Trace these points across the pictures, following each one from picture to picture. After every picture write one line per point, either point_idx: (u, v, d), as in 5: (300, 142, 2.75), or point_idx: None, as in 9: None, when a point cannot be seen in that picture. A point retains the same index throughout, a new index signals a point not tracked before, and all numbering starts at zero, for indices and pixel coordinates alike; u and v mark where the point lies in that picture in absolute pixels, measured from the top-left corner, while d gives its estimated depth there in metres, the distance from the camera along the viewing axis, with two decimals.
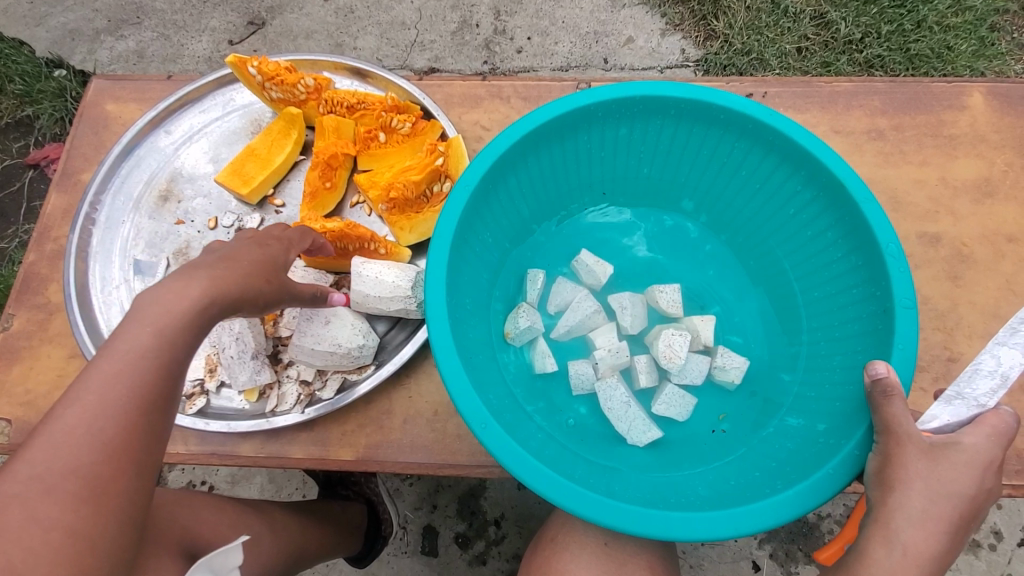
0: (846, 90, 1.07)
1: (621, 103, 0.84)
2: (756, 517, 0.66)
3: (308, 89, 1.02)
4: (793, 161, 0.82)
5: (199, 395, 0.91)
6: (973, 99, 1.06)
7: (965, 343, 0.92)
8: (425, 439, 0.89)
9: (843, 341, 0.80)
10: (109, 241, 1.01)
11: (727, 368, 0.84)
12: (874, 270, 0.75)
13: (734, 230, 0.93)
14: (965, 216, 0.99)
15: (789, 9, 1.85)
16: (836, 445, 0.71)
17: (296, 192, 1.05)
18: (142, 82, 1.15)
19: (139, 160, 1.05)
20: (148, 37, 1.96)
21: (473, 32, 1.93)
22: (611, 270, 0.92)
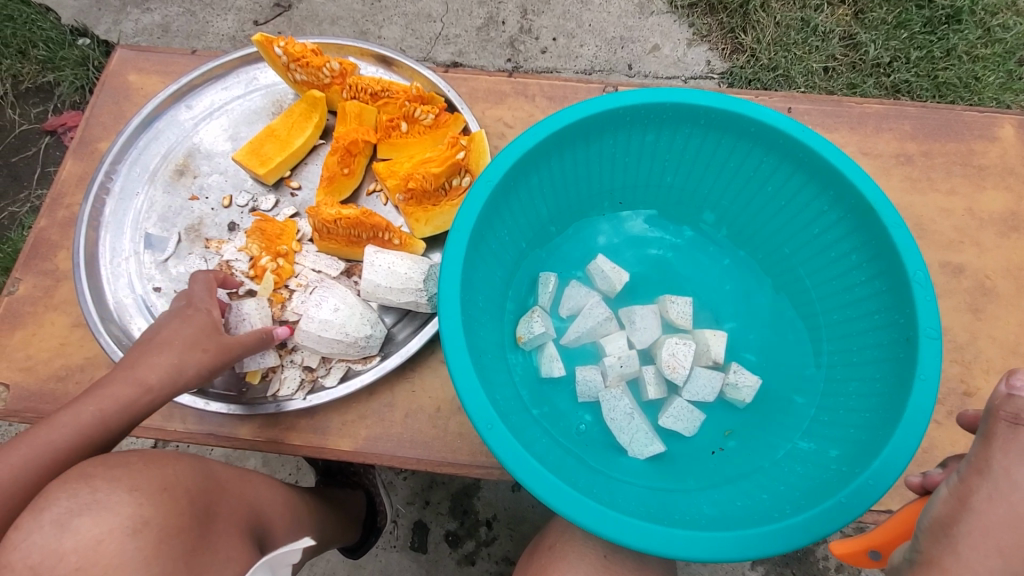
0: (876, 112, 1.06)
1: (650, 109, 0.83)
2: (762, 541, 0.64)
3: (333, 74, 1.01)
4: (822, 180, 0.80)
5: None
6: (1004, 131, 1.05)
7: (982, 378, 0.90)
8: (426, 436, 0.88)
9: (861, 367, 0.78)
10: (121, 212, 1.00)
11: (738, 386, 0.83)
12: (899, 297, 0.74)
13: (755, 246, 0.91)
14: (989, 248, 0.97)
15: (818, 27, 1.83)
16: (848, 474, 0.69)
17: (313, 176, 1.04)
18: (166, 55, 1.15)
19: (157, 133, 1.05)
20: (174, 12, 1.96)
21: (499, 29, 1.92)
22: (626, 278, 0.90)
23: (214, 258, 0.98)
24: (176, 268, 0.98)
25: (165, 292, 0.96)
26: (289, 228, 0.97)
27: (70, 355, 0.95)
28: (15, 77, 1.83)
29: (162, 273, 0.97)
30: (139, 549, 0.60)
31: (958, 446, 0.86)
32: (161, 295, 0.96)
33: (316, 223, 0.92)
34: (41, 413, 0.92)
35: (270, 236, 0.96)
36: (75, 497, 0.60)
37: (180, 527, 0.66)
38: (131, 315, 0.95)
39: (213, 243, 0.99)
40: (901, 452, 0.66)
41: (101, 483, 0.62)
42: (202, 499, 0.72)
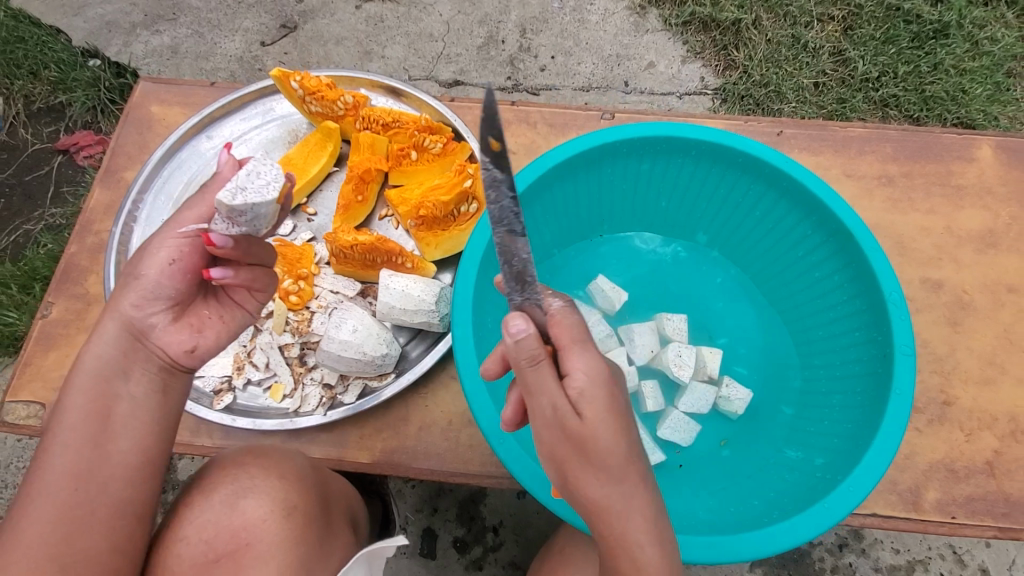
0: (859, 136, 1.12)
1: (645, 142, 0.89)
2: (755, 544, 0.69)
3: (346, 106, 1.07)
4: (805, 207, 0.86)
5: (227, 392, 0.96)
6: (981, 152, 1.11)
7: (961, 388, 0.95)
8: (439, 447, 0.94)
9: (842, 382, 0.84)
10: (148, 238, 1.06)
11: (732, 399, 0.88)
12: (877, 316, 0.80)
13: (744, 266, 0.99)
14: (966, 265, 1.03)
15: (808, 44, 1.90)
16: (831, 479, 0.74)
17: (328, 203, 1.10)
18: (186, 87, 1.21)
19: (181, 163, 1.11)
20: (182, 34, 2.02)
21: (498, 47, 1.98)
22: (625, 297, 0.96)
23: None
24: None
25: None
26: (307, 252, 1.02)
27: None
28: (26, 97, 1.90)
29: None
30: (289, 530, 0.74)
31: (937, 453, 0.92)
32: None
33: (333, 249, 0.98)
34: None
35: (291, 260, 1.01)
36: (239, 482, 0.75)
37: (314, 511, 0.79)
38: None
39: None
40: (879, 460, 0.71)
41: (256, 469, 0.77)
42: (327, 492, 0.85)
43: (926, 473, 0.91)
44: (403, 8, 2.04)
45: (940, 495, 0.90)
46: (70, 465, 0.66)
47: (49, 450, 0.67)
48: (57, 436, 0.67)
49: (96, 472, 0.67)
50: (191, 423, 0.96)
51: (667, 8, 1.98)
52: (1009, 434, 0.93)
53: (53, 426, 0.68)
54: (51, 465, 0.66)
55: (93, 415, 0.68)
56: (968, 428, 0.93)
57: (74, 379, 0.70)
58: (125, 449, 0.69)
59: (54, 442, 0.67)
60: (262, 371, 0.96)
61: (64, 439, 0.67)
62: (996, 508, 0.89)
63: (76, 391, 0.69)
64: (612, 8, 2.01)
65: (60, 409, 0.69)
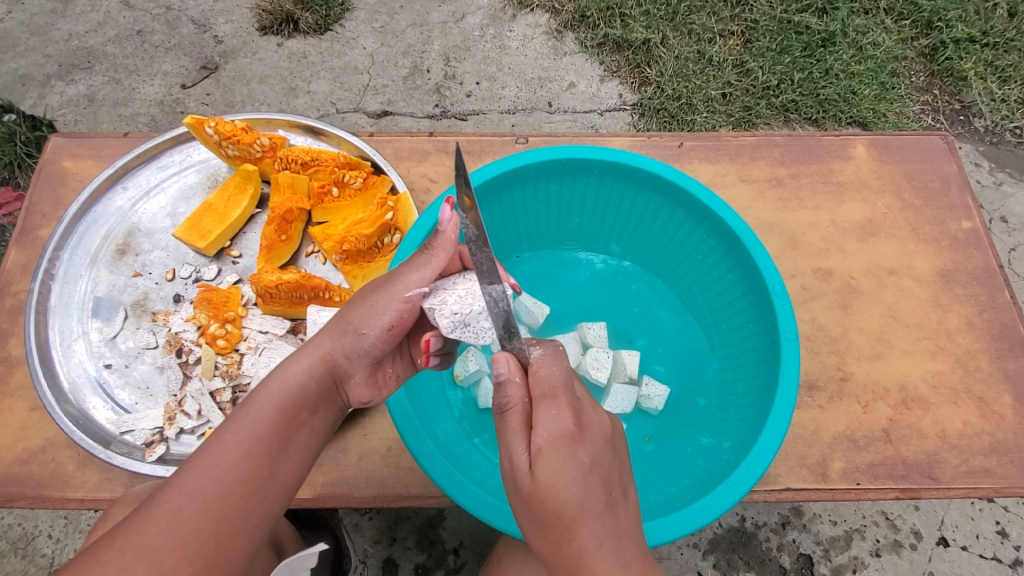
0: (750, 144, 1.23)
1: (550, 164, 0.96)
2: (671, 527, 0.74)
3: (263, 148, 1.10)
4: (698, 214, 0.95)
5: (159, 443, 0.94)
6: (857, 150, 1.24)
7: (855, 364, 1.05)
8: (380, 474, 0.96)
9: (743, 370, 0.92)
10: (67, 295, 1.04)
11: (651, 396, 0.95)
12: (765, 308, 0.88)
13: (655, 271, 1.07)
14: (852, 252, 1.15)
15: (713, 58, 2.04)
16: (734, 460, 0.81)
17: (253, 244, 1.11)
18: (99, 139, 1.20)
19: (97, 218, 1.09)
20: (99, 81, 1.98)
21: (424, 77, 2.04)
22: (547, 310, 1.03)
23: (162, 330, 1.03)
24: (125, 343, 1.02)
25: (116, 367, 1.00)
26: (233, 294, 1.04)
27: (28, 440, 0.97)
28: None
29: (112, 349, 1.02)
30: None
31: (839, 425, 1.01)
32: (113, 371, 1.00)
33: (258, 289, 0.99)
34: (6, 497, 0.94)
35: (216, 304, 1.02)
36: None
37: None
38: (86, 394, 0.98)
39: (160, 315, 1.04)
40: (773, 437, 0.78)
41: None
42: None
43: (831, 445, 1.00)
44: (326, 43, 2.06)
45: (845, 464, 0.99)
46: (247, 474, 0.63)
47: (224, 448, 0.64)
48: (247, 439, 0.65)
49: (271, 490, 0.65)
50: (126, 479, 0.95)
51: (582, 32, 2.09)
52: (900, 401, 1.03)
53: (220, 428, 0.66)
54: (200, 464, 0.62)
55: (283, 428, 0.68)
56: (864, 400, 1.03)
57: (258, 392, 0.69)
58: (292, 472, 0.68)
59: (239, 444, 0.64)
60: (194, 419, 0.95)
61: (253, 443, 0.65)
62: (895, 471, 0.99)
63: (274, 401, 0.69)
64: (531, 33, 2.11)
65: (233, 416, 0.67)
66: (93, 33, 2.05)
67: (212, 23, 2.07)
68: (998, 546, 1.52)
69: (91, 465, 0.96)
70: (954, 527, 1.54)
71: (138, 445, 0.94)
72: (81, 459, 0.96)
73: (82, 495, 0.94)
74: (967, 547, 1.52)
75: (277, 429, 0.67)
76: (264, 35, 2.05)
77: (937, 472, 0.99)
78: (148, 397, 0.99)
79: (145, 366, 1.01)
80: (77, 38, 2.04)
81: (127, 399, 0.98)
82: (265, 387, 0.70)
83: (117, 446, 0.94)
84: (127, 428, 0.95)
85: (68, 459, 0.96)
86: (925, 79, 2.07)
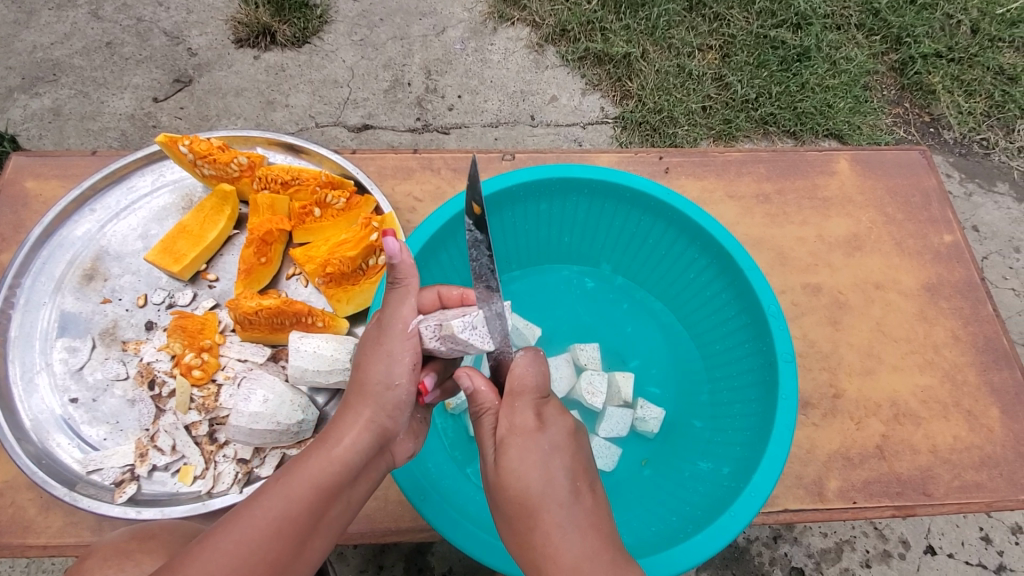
0: (736, 159, 1.22)
1: (541, 184, 0.95)
2: (673, 560, 0.72)
3: (241, 167, 1.05)
4: (689, 233, 0.94)
5: (130, 482, 0.89)
6: (840, 166, 1.25)
7: (847, 380, 1.05)
8: (368, 508, 0.91)
9: (740, 392, 0.91)
10: (28, 325, 0.98)
11: (647, 419, 0.94)
12: (760, 329, 0.87)
13: (647, 290, 1.07)
14: (839, 267, 1.15)
15: (692, 72, 2.06)
16: (735, 487, 0.79)
17: (230, 267, 1.06)
18: (64, 158, 1.14)
19: (62, 242, 1.04)
20: (65, 95, 1.91)
21: (405, 90, 2.01)
22: (538, 332, 1.02)
23: (133, 360, 0.98)
24: (92, 375, 0.96)
25: (82, 402, 0.95)
26: (209, 320, 1.00)
27: None
28: None
29: (78, 382, 0.96)
30: None
31: (834, 443, 1.00)
32: (79, 406, 0.94)
33: (237, 316, 0.94)
34: None
35: (192, 332, 0.97)
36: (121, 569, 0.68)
37: None
38: (49, 432, 0.92)
39: (130, 344, 0.99)
40: (775, 462, 0.76)
41: (140, 556, 0.70)
42: None
43: (826, 464, 0.99)
44: (304, 55, 2.02)
45: (841, 483, 0.98)
46: (274, 553, 0.58)
47: (255, 525, 0.58)
48: (280, 517, 0.59)
49: (295, 569, 0.60)
50: (93, 521, 0.89)
51: (563, 45, 2.09)
52: (892, 417, 1.03)
53: (253, 503, 0.60)
54: (227, 540, 0.57)
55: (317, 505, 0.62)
56: (857, 417, 1.03)
57: (297, 465, 0.64)
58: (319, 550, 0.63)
59: (270, 520, 0.59)
60: (168, 455, 0.91)
61: (283, 521, 0.59)
62: (890, 488, 0.98)
63: (311, 474, 0.63)
64: (512, 47, 2.10)
65: (268, 490, 0.61)
66: (59, 45, 1.97)
67: (186, 36, 2.01)
68: (984, 552, 1.54)
69: (55, 508, 0.90)
70: (941, 535, 1.54)
71: (107, 485, 0.89)
72: (44, 502, 0.90)
73: (46, 542, 0.88)
74: (954, 555, 1.53)
75: (313, 507, 0.61)
76: (240, 48, 2.00)
77: (930, 489, 0.99)
78: (118, 432, 0.93)
79: (114, 399, 0.95)
80: (42, 50, 1.96)
81: (95, 435, 0.92)
82: (305, 459, 0.65)
83: (83, 487, 0.88)
84: (95, 467, 0.89)
85: (30, 502, 0.90)
86: (896, 93, 2.12)
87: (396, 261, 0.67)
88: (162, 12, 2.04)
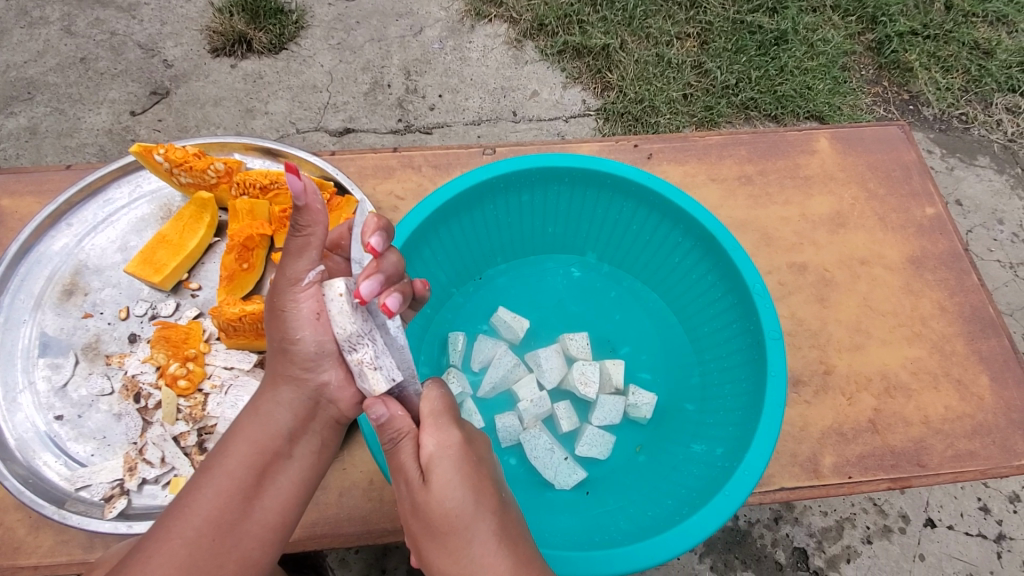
0: (717, 143, 1.22)
1: (520, 176, 0.95)
2: (670, 544, 0.72)
3: (218, 174, 1.03)
4: (672, 217, 0.94)
5: (119, 497, 0.87)
6: (821, 144, 1.25)
7: (837, 356, 1.05)
8: (363, 510, 0.91)
9: (730, 372, 0.90)
10: (9, 343, 0.97)
11: (639, 405, 0.94)
12: (747, 307, 0.87)
13: (634, 277, 1.07)
14: (824, 245, 1.15)
15: (672, 61, 2.06)
16: (729, 467, 0.79)
17: (212, 275, 1.05)
18: (39, 173, 1.13)
19: (39, 257, 1.02)
20: (41, 113, 1.88)
21: (385, 92, 2.00)
22: (527, 324, 1.01)
23: (117, 374, 0.96)
24: (77, 391, 0.95)
25: (68, 419, 0.93)
26: (194, 329, 0.99)
27: None
28: None
29: (62, 399, 0.94)
30: None
31: (827, 420, 1.01)
32: (64, 423, 0.93)
33: (220, 323, 0.94)
34: None
35: (176, 342, 0.97)
36: None
37: None
38: (35, 450, 0.90)
39: (114, 358, 0.97)
40: (767, 440, 0.76)
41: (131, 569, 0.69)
42: None
43: (821, 441, 0.99)
44: (282, 61, 2.01)
45: (836, 458, 0.98)
46: (218, 513, 0.64)
47: (198, 493, 0.64)
48: (217, 482, 0.65)
49: (247, 528, 0.65)
50: (84, 539, 0.87)
51: (541, 40, 2.09)
52: (883, 391, 1.04)
53: (195, 477, 0.66)
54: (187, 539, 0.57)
55: (253, 470, 0.67)
56: (849, 392, 1.03)
57: (226, 441, 0.69)
58: (271, 509, 0.67)
59: (210, 488, 0.65)
60: (158, 467, 0.90)
61: (224, 488, 0.65)
62: (885, 461, 0.98)
63: (241, 446, 0.68)
64: (491, 44, 2.09)
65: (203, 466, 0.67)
66: (33, 62, 1.95)
67: (161, 47, 1.99)
68: (983, 522, 1.55)
69: (44, 528, 0.88)
70: (939, 508, 1.55)
71: (96, 501, 0.87)
72: (33, 522, 0.89)
73: (36, 562, 0.87)
74: (954, 526, 1.54)
75: (248, 471, 0.67)
76: (216, 57, 1.98)
77: (924, 459, 0.99)
78: (105, 447, 0.92)
79: (100, 414, 0.94)
80: (16, 68, 1.94)
81: (82, 451, 0.91)
82: (237, 437, 0.69)
83: (72, 505, 0.87)
84: (82, 484, 0.88)
85: (18, 523, 0.89)
86: (874, 72, 2.14)
87: (300, 203, 0.65)
88: (136, 25, 2.02)
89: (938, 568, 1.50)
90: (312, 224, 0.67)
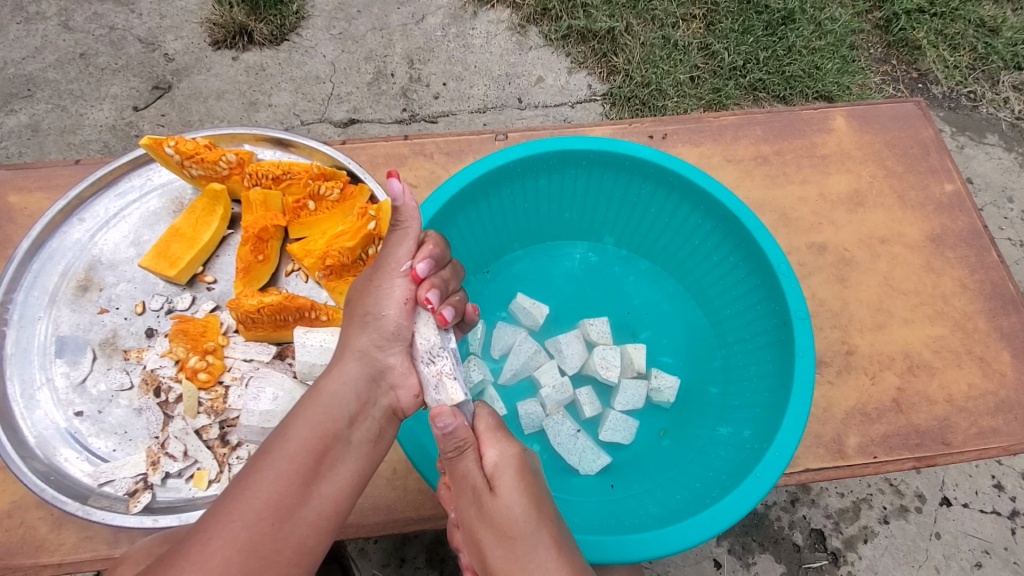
0: (732, 123, 1.20)
1: (537, 159, 0.94)
2: (702, 526, 0.72)
3: (230, 165, 1.02)
4: (693, 198, 0.93)
5: (143, 491, 0.87)
6: (837, 122, 1.23)
7: (859, 336, 1.04)
8: (388, 499, 0.91)
9: (755, 353, 0.90)
10: (24, 340, 0.96)
11: (661, 389, 0.93)
12: (772, 288, 0.86)
13: (652, 261, 1.06)
14: (842, 225, 1.14)
15: (678, 43, 2.02)
16: (758, 449, 0.79)
17: (227, 267, 1.04)
18: (48, 169, 1.12)
19: (51, 254, 1.01)
20: (42, 110, 1.87)
21: (389, 81, 1.98)
22: (547, 310, 1.01)
23: (136, 369, 0.96)
24: (95, 387, 0.95)
25: (88, 415, 0.93)
26: (212, 323, 0.98)
27: None
28: None
29: (81, 395, 0.94)
30: None
31: (851, 400, 1.00)
32: (84, 419, 0.92)
33: (239, 315, 0.93)
34: None
35: (194, 335, 0.96)
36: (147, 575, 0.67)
37: None
38: (55, 447, 0.90)
39: (132, 353, 0.97)
40: (797, 420, 0.76)
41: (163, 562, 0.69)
42: None
43: (844, 421, 0.98)
44: (284, 53, 1.98)
45: (860, 439, 0.97)
46: (276, 498, 0.63)
47: (260, 474, 0.64)
48: (278, 464, 0.65)
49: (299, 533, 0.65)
50: (108, 534, 0.88)
51: (545, 25, 2.06)
52: (907, 369, 1.03)
53: (257, 458, 0.66)
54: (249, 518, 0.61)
55: (312, 454, 0.67)
56: (872, 371, 1.02)
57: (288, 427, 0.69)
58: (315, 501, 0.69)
59: (273, 471, 0.64)
60: (180, 461, 0.89)
61: (288, 470, 0.65)
62: (910, 440, 0.98)
63: (303, 429, 0.69)
64: (493, 30, 2.07)
65: (267, 460, 0.65)
66: (31, 59, 1.93)
67: (161, 41, 1.97)
68: (998, 500, 1.54)
69: (67, 525, 0.88)
70: (955, 487, 1.55)
71: (120, 496, 0.87)
72: (55, 519, 0.89)
73: (60, 559, 0.87)
74: (969, 504, 1.54)
75: (309, 455, 0.67)
76: (217, 50, 1.96)
77: (949, 437, 0.98)
78: (127, 442, 0.92)
79: (120, 410, 0.94)
80: (15, 65, 1.92)
81: (104, 447, 0.91)
82: (295, 420, 0.70)
83: (96, 500, 0.86)
84: (106, 479, 0.88)
85: (40, 520, 0.89)
86: (883, 51, 2.10)
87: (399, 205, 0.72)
88: (135, 19, 2.00)
89: (954, 546, 1.49)
90: (408, 220, 0.74)
